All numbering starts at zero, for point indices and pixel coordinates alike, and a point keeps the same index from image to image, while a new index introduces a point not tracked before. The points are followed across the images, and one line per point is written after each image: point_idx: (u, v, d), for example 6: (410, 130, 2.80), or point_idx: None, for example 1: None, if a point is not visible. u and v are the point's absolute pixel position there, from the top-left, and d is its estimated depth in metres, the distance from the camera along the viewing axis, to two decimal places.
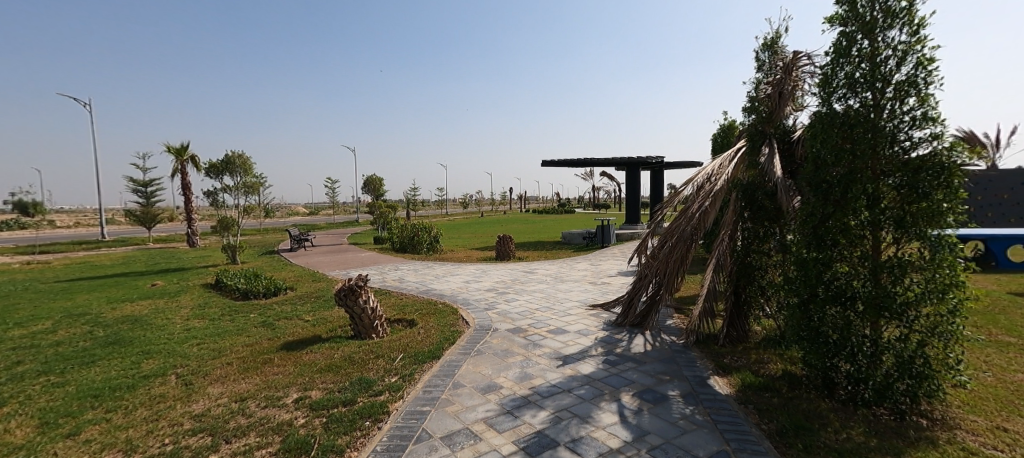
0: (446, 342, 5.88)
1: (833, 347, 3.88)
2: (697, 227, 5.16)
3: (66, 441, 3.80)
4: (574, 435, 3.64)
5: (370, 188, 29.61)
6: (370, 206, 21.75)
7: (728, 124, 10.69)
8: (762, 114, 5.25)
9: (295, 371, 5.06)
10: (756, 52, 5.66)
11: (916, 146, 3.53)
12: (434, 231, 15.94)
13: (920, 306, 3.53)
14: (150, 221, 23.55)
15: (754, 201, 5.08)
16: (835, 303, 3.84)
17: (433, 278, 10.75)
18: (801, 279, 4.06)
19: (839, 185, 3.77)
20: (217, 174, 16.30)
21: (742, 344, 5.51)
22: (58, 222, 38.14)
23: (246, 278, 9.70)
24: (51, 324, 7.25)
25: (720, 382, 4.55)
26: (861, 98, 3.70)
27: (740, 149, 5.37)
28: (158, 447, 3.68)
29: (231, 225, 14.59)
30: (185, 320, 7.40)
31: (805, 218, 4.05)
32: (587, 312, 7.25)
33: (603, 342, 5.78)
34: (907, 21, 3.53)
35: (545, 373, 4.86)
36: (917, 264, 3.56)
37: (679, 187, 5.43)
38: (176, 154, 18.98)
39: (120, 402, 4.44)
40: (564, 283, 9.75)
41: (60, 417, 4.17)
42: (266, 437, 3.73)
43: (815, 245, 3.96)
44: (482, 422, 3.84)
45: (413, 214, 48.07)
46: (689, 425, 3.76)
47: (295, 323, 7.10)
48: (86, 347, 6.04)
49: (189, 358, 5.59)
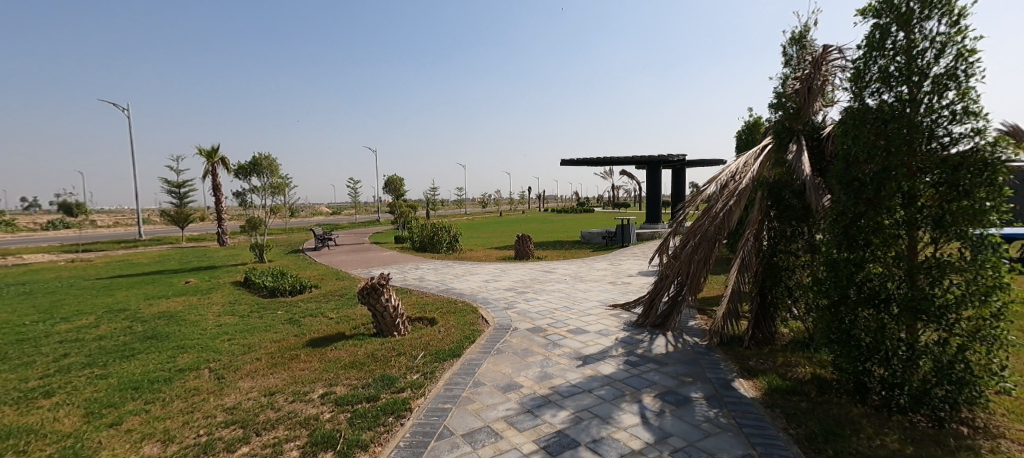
0: (466, 340, 5.94)
1: (866, 351, 3.78)
2: (721, 226, 5.08)
3: (108, 430, 3.97)
4: (594, 436, 3.65)
5: (391, 189, 29.97)
6: (391, 205, 22.01)
7: (754, 121, 10.58)
8: (789, 110, 5.13)
9: (320, 367, 5.18)
10: (784, 47, 5.57)
11: (956, 142, 3.42)
12: (454, 231, 16.07)
13: (961, 309, 3.41)
14: (183, 222, 24.21)
15: (781, 199, 5.01)
16: (868, 305, 3.74)
17: (453, 277, 10.89)
18: (832, 280, 3.96)
19: (872, 183, 3.68)
20: (245, 176, 16.59)
21: (769, 346, 5.41)
22: (100, 222, 39.44)
23: (273, 276, 9.95)
24: (94, 319, 7.56)
25: (745, 385, 4.49)
26: (896, 92, 3.60)
27: (767, 147, 5.28)
28: (193, 438, 3.82)
29: (259, 224, 14.94)
30: (216, 316, 7.63)
31: (836, 217, 3.96)
32: (607, 313, 7.21)
33: (623, 343, 5.75)
34: (947, 11, 3.42)
35: (565, 373, 4.86)
36: (958, 265, 3.43)
37: (702, 186, 5.39)
38: (208, 156, 19.53)
39: (158, 394, 4.62)
40: (583, 283, 9.73)
41: (104, 407, 4.36)
42: (294, 431, 3.83)
43: (847, 246, 3.87)
44: (503, 421, 3.88)
45: (432, 213, 48.70)
46: (712, 429, 3.73)
47: (320, 320, 7.26)
48: (125, 342, 6.28)
49: (220, 353, 5.77)
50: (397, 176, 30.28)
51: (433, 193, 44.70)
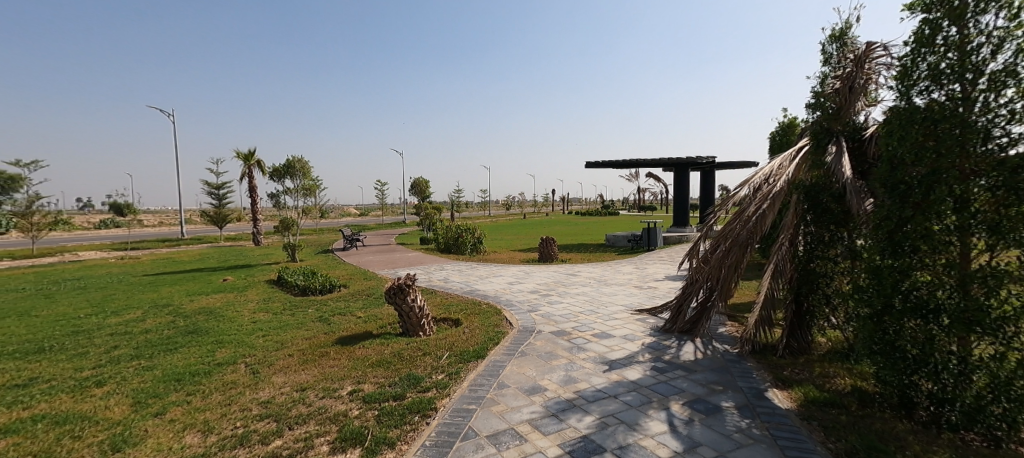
0: (490, 342, 5.94)
1: (913, 363, 3.61)
2: (753, 231, 4.93)
3: (154, 419, 4.12)
4: (621, 443, 3.58)
5: (417, 190, 30.31)
6: (418, 207, 22.25)
7: (789, 122, 10.33)
8: (828, 110, 4.95)
9: (348, 365, 5.26)
10: (823, 44, 5.39)
11: (1015, 143, 3.23)
12: (478, 233, 16.14)
13: (1020, 322, 3.18)
14: (221, 222, 25.04)
15: (818, 203, 4.78)
16: (915, 315, 3.57)
17: (478, 278, 10.94)
18: (875, 288, 3.79)
19: (920, 187, 3.51)
20: (279, 178, 17.04)
21: (805, 356, 5.23)
22: (146, 222, 41.28)
23: (305, 275, 10.18)
24: (140, 313, 7.89)
25: (779, 395, 4.34)
26: (948, 91, 3.43)
27: (803, 149, 5.11)
28: (230, 429, 3.92)
29: (291, 225, 15.33)
30: (252, 313, 7.85)
31: (879, 222, 3.80)
32: (633, 317, 7.10)
33: (650, 349, 5.64)
34: (1004, 5, 3.24)
35: (590, 378, 4.80)
36: (1017, 275, 3.19)
37: (733, 189, 5.27)
38: (245, 159, 20.14)
39: (198, 386, 4.78)
40: (608, 286, 9.62)
41: (150, 397, 4.53)
42: (324, 426, 3.89)
43: (891, 252, 3.70)
44: (527, 424, 3.85)
45: (456, 215, 49.06)
46: (744, 439, 3.61)
47: (348, 319, 7.39)
48: (169, 335, 6.52)
49: (255, 348, 5.93)
50: (423, 177, 30.76)
51: (457, 195, 45.07)
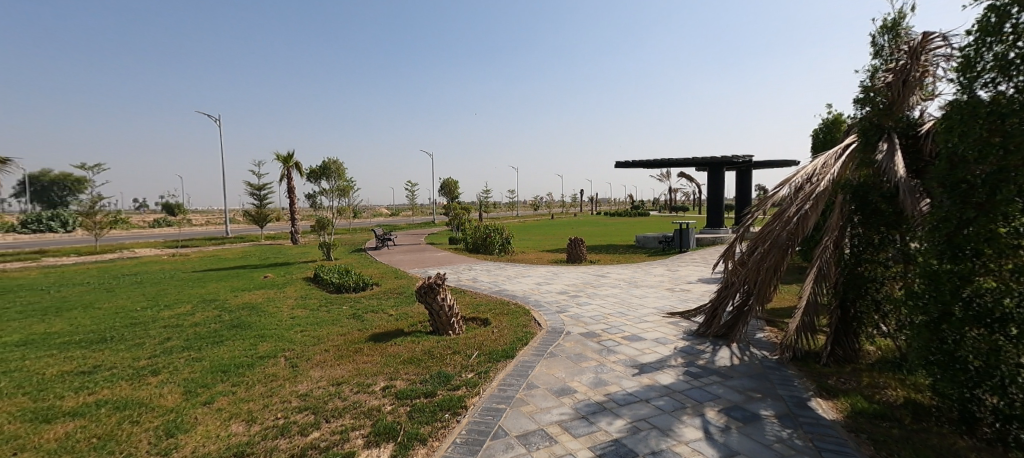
0: (519, 342, 5.90)
1: (975, 375, 3.37)
2: (794, 232, 4.73)
3: (202, 408, 4.27)
4: (654, 448, 3.48)
5: (446, 190, 30.59)
6: (448, 208, 22.44)
7: (833, 118, 9.92)
8: (879, 105, 4.69)
9: (382, 361, 5.33)
10: (875, 36, 5.11)
11: None
12: (507, 233, 16.14)
13: None
14: (262, 221, 25.88)
15: (867, 203, 4.53)
16: (978, 324, 3.33)
17: (506, 278, 10.93)
18: (932, 294, 3.57)
19: (984, 186, 3.27)
20: (316, 179, 17.47)
21: (851, 364, 4.97)
22: (193, 220, 43.22)
23: (340, 273, 10.40)
24: (190, 307, 8.22)
25: (823, 405, 4.14)
26: (1017, 83, 3.19)
27: (851, 147, 4.88)
28: (272, 420, 4.02)
29: (326, 224, 15.71)
30: (291, 309, 8.07)
31: (936, 224, 3.57)
32: (665, 320, 6.93)
33: (683, 353, 5.49)
34: None
35: (621, 381, 4.70)
36: None
37: (774, 189, 5.12)
38: (284, 161, 20.78)
39: (242, 378, 4.93)
40: (639, 288, 9.44)
41: (198, 387, 4.70)
42: (359, 420, 3.94)
43: (949, 256, 3.46)
44: (558, 425, 3.79)
45: (485, 215, 49.29)
46: (786, 450, 3.45)
47: (381, 316, 7.49)
48: (216, 329, 6.77)
49: (294, 343, 6.08)
50: (453, 178, 31.10)
51: (485, 195, 45.28)
